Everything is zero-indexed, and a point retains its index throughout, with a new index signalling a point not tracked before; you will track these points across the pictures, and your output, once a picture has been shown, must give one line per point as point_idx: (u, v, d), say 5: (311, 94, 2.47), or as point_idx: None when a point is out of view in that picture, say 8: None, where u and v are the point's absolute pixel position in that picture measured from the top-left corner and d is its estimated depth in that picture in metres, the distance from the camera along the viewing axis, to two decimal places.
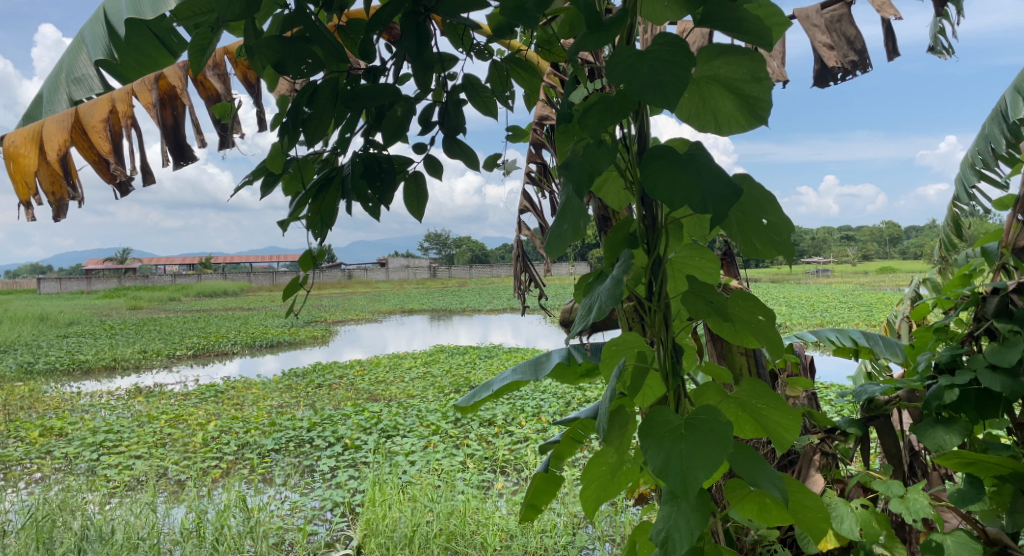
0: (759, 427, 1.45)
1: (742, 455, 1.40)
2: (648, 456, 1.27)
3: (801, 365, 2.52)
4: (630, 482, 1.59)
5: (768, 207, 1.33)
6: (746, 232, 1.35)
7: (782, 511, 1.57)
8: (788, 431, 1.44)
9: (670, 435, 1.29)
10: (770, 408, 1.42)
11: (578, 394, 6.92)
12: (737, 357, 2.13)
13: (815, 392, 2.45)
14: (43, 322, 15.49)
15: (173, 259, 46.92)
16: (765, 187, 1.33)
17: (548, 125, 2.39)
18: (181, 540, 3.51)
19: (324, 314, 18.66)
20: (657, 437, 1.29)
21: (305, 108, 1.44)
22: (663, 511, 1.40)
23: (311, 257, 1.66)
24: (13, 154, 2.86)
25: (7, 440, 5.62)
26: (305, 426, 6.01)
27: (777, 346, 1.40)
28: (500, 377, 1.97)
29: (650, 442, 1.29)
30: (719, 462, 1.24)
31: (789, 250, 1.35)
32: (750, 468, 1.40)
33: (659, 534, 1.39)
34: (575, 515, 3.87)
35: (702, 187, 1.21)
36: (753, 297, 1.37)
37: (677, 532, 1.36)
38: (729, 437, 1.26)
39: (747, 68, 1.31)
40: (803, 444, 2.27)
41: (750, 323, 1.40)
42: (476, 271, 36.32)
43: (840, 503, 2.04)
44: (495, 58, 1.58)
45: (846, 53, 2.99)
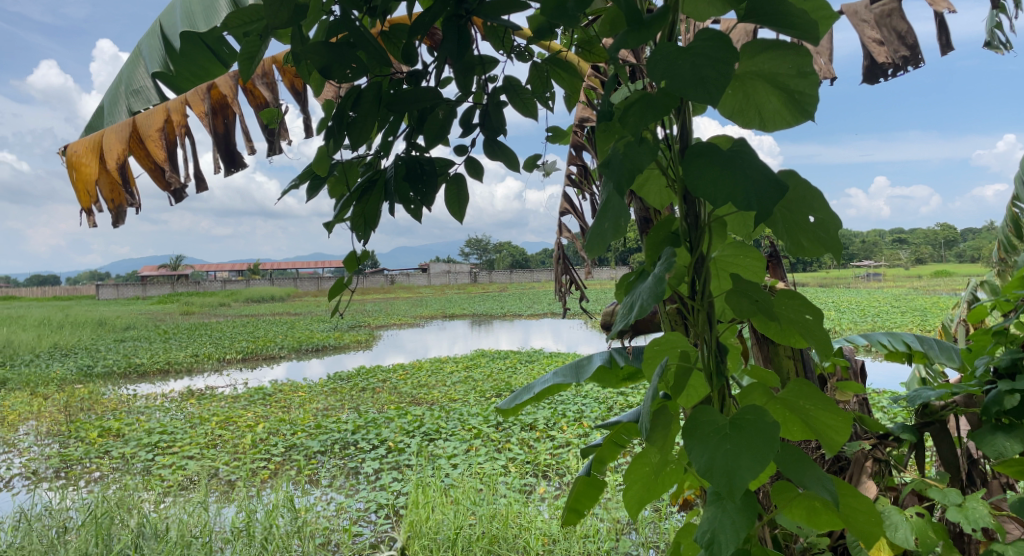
0: (807, 429, 1.45)
1: (791, 458, 1.39)
2: (692, 456, 1.27)
3: (851, 370, 2.49)
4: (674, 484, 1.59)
5: (816, 204, 1.33)
6: (792, 229, 1.36)
7: (832, 515, 1.56)
8: (839, 434, 1.43)
9: (714, 435, 1.29)
10: (818, 410, 1.41)
11: (621, 399, 6.90)
12: (784, 360, 2.10)
13: (866, 397, 2.42)
14: (101, 326, 16.02)
15: (222, 265, 48.01)
16: (813, 185, 1.33)
17: (589, 126, 2.40)
18: (232, 538, 3.58)
19: (365, 319, 18.93)
20: (700, 437, 1.29)
21: (350, 112, 1.47)
22: (708, 512, 1.41)
23: (355, 258, 1.68)
24: (75, 163, 2.98)
25: (66, 440, 5.81)
26: (349, 428, 6.11)
27: (825, 346, 1.39)
28: (540, 380, 1.96)
29: (694, 442, 1.29)
30: (765, 462, 1.24)
31: (836, 247, 1.35)
32: (799, 469, 1.39)
33: (705, 535, 1.39)
34: (618, 521, 3.87)
35: (744, 182, 1.21)
36: (799, 295, 1.36)
37: (723, 533, 1.36)
38: (775, 437, 1.26)
39: (793, 63, 1.31)
40: (854, 450, 2.21)
41: (797, 322, 1.39)
42: (515, 277, 36.28)
43: (894, 511, 2.00)
44: (535, 59, 1.60)
45: (897, 48, 2.95)
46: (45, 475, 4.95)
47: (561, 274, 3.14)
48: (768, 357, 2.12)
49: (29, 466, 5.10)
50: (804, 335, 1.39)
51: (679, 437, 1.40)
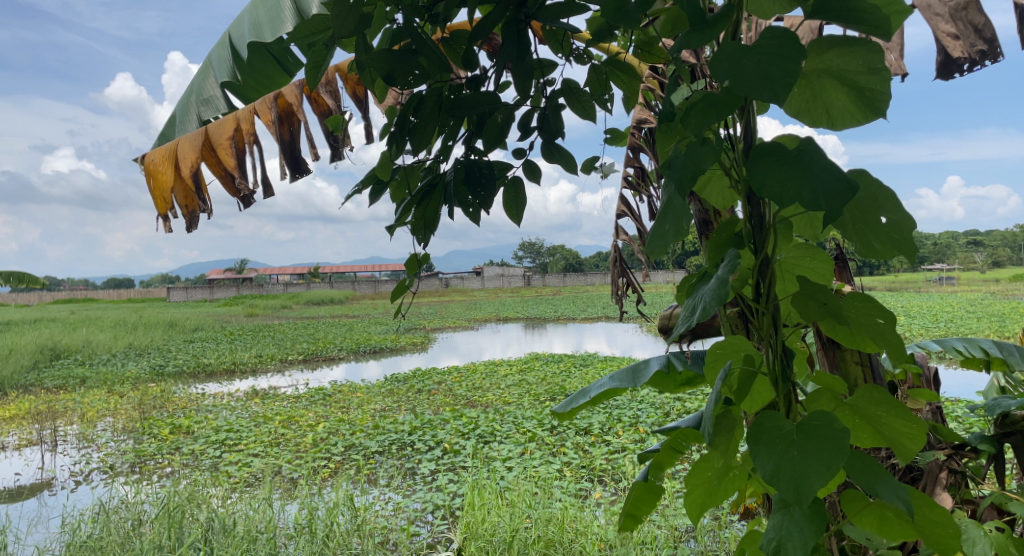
0: (878, 436, 1.41)
1: (862, 464, 1.36)
2: (757, 461, 1.23)
3: (924, 378, 2.45)
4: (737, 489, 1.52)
5: (889, 205, 1.32)
6: (862, 230, 1.35)
7: (905, 525, 1.50)
8: (913, 442, 1.39)
9: (783, 441, 1.24)
10: (890, 415, 1.38)
11: (678, 404, 6.85)
12: (852, 367, 2.02)
13: (940, 405, 2.37)
14: (171, 326, 16.57)
15: (282, 269, 49.13)
16: (885, 185, 1.32)
17: (648, 128, 2.39)
18: (295, 534, 3.67)
19: (420, 321, 19.17)
20: (766, 443, 1.24)
21: (411, 117, 1.51)
22: (773, 519, 1.36)
23: (417, 261, 1.69)
24: (152, 172, 3.15)
25: (140, 436, 6.04)
26: (406, 429, 6.21)
27: (896, 351, 1.38)
28: (597, 384, 1.92)
29: (760, 449, 1.24)
30: (837, 470, 1.19)
31: (910, 249, 1.34)
32: (871, 477, 1.36)
33: (770, 542, 1.34)
34: (676, 528, 3.85)
35: (814, 179, 1.21)
36: (871, 298, 1.35)
37: (790, 541, 1.32)
38: (846, 443, 1.21)
39: (863, 59, 1.28)
40: (928, 461, 2.18)
41: (867, 326, 1.37)
42: (569, 280, 36.20)
43: (972, 525, 1.96)
44: (594, 62, 1.62)
45: (974, 43, 2.83)
46: (120, 469, 5.16)
47: (618, 277, 3.13)
48: (833, 363, 2.04)
49: (106, 461, 5.31)
50: (874, 338, 1.37)
51: (743, 441, 1.37)
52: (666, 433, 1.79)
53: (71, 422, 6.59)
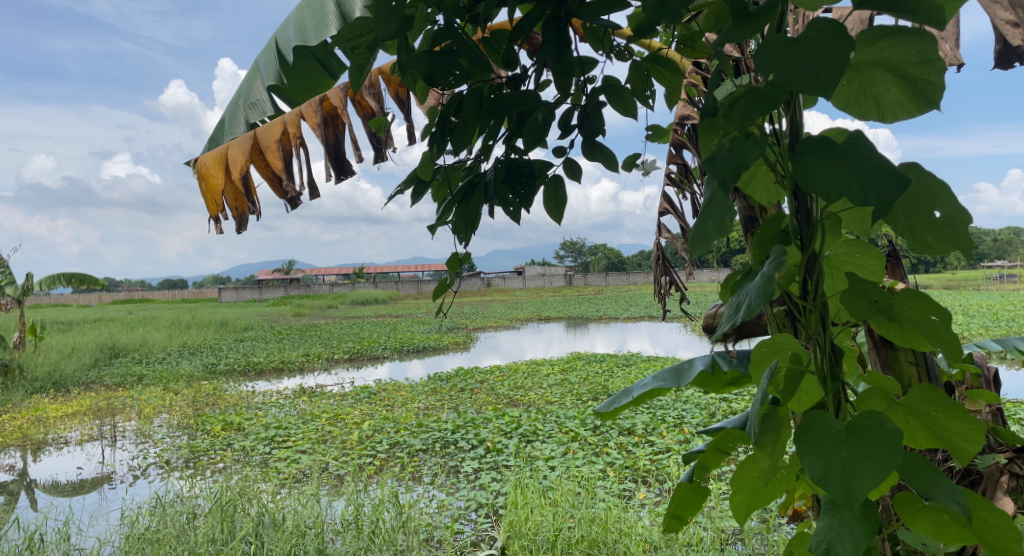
0: (932, 437, 1.31)
1: (915, 466, 1.27)
2: (805, 462, 1.12)
3: (982, 378, 2.41)
4: (785, 490, 1.49)
5: (942, 196, 1.20)
6: (915, 225, 1.21)
7: (963, 530, 1.40)
8: (970, 443, 1.29)
9: (830, 441, 1.13)
10: (945, 417, 1.28)
11: (724, 405, 6.79)
12: (906, 367, 1.81)
13: (1000, 407, 2.34)
14: (223, 326, 16.98)
15: (326, 269, 49.91)
16: (936, 175, 1.21)
17: (691, 123, 2.35)
18: (341, 530, 3.74)
19: (463, 321, 19.35)
20: (815, 442, 1.13)
21: (452, 117, 1.41)
22: (822, 521, 1.21)
23: (458, 261, 1.65)
24: (204, 176, 3.27)
25: (194, 432, 6.22)
26: (449, 428, 6.26)
27: (953, 350, 1.27)
28: (640, 384, 1.93)
29: (807, 448, 1.13)
30: (890, 472, 1.08)
31: (967, 244, 1.20)
32: (925, 480, 1.26)
33: (819, 544, 1.20)
34: (723, 530, 3.81)
35: (865, 174, 1.05)
36: (925, 295, 1.24)
37: (841, 544, 1.18)
38: (900, 443, 1.10)
39: (915, 48, 1.13)
40: (989, 464, 2.11)
41: (921, 323, 1.26)
42: (612, 280, 36.11)
43: None
44: (635, 58, 1.47)
45: None
46: (176, 464, 5.31)
47: (660, 275, 3.11)
48: (887, 363, 1.84)
49: (162, 456, 5.48)
50: (928, 337, 1.26)
51: (791, 442, 1.33)
52: (711, 434, 1.79)
53: (130, 418, 6.81)
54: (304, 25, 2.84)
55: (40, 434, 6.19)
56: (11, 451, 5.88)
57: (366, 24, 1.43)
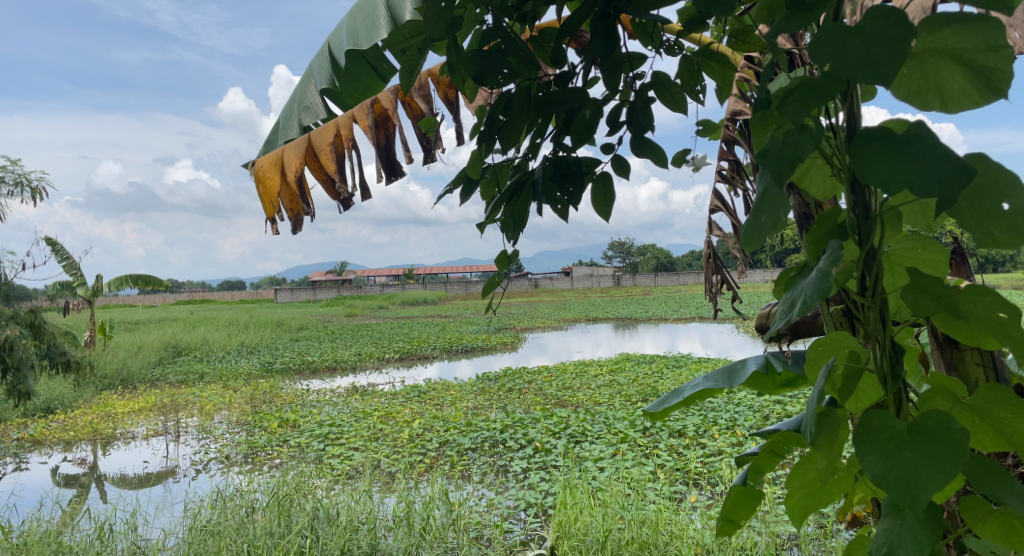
0: (1000, 438, 1.28)
1: (980, 469, 1.24)
2: (864, 462, 1.11)
3: None
4: (843, 492, 1.47)
5: (1010, 189, 1.13)
6: (981, 219, 1.15)
7: None
8: None
9: (891, 442, 1.12)
10: (1014, 417, 1.25)
11: (778, 408, 6.69)
12: (973, 368, 1.72)
13: None
14: (279, 326, 17.35)
15: (377, 271, 50.67)
16: (1005, 167, 1.14)
17: (743, 119, 2.31)
18: (393, 526, 3.76)
19: (513, 321, 19.40)
20: (873, 442, 1.12)
21: (501, 116, 1.44)
22: (884, 523, 1.20)
23: (505, 259, 1.64)
24: (261, 178, 3.35)
25: (252, 429, 6.37)
26: (498, 427, 6.29)
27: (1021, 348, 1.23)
28: (691, 385, 1.92)
29: (865, 449, 1.12)
30: (955, 474, 1.06)
31: None
32: (991, 482, 1.24)
33: (881, 548, 1.18)
34: (778, 536, 3.75)
35: (924, 166, 1.04)
36: (991, 291, 1.21)
37: (904, 548, 1.16)
38: (965, 445, 1.08)
39: (981, 36, 1.08)
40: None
41: (987, 321, 1.23)
42: (661, 280, 35.71)
43: None
44: (685, 52, 1.46)
45: None
46: (235, 459, 5.46)
47: (712, 274, 3.07)
48: (952, 364, 1.74)
49: (222, 451, 5.64)
50: (995, 335, 1.23)
51: (848, 441, 1.33)
52: (765, 437, 1.77)
53: (192, 415, 7.01)
54: (355, 28, 2.88)
55: (109, 428, 6.41)
56: (82, 445, 6.11)
57: (417, 26, 1.43)
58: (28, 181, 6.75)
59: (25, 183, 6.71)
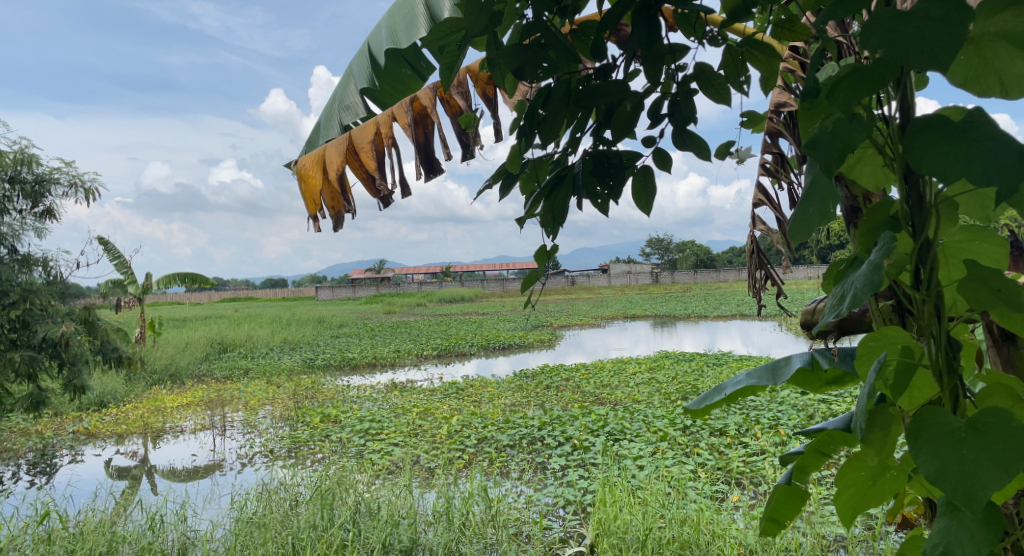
0: None
1: None
2: (918, 461, 1.09)
3: None
4: (894, 491, 1.44)
5: None
6: None
7: None
8: None
9: (946, 439, 1.10)
10: None
11: (823, 406, 6.57)
12: None
13: None
14: (319, 323, 17.59)
15: (415, 270, 51.08)
16: None
17: (788, 111, 2.27)
18: (433, 521, 3.79)
19: (550, 318, 19.38)
20: (928, 439, 1.10)
21: (540, 110, 1.42)
22: (939, 523, 1.17)
23: (544, 254, 1.64)
24: (303, 176, 3.39)
25: (294, 424, 6.47)
26: (536, 424, 6.30)
27: None
28: (733, 381, 1.88)
29: (919, 446, 1.10)
30: (1013, 472, 1.04)
31: None
32: None
33: (936, 548, 1.16)
34: (823, 537, 3.69)
35: (983, 153, 1.02)
36: None
37: (960, 548, 1.13)
38: None
39: None
40: None
41: None
42: (700, 278, 35.37)
43: None
44: (729, 42, 1.44)
45: None
46: (279, 453, 5.54)
47: (755, 269, 3.02)
48: (1009, 361, 1.69)
49: (267, 445, 5.73)
50: None
51: (901, 438, 1.30)
52: (811, 435, 1.74)
53: (237, 409, 7.14)
54: (395, 27, 2.89)
55: (159, 422, 6.55)
56: (134, 438, 6.26)
57: (456, 22, 1.43)
58: (81, 183, 6.92)
59: (79, 184, 6.88)
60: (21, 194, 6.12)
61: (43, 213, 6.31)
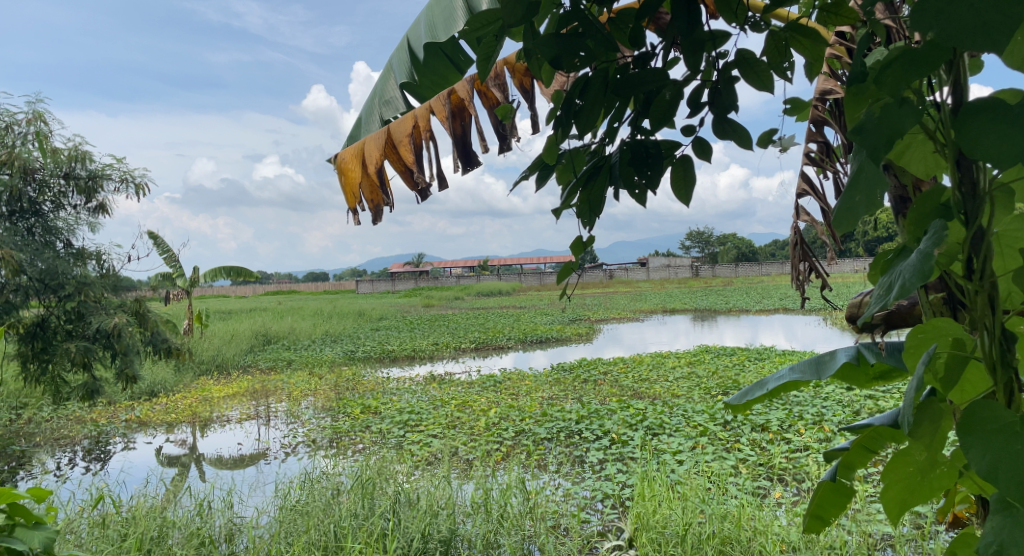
0: None
1: None
2: (970, 456, 1.07)
3: None
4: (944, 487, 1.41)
5: None
6: None
7: None
8: None
9: (1001, 434, 1.07)
10: None
11: (869, 403, 6.45)
12: None
13: None
14: (359, 316, 17.79)
15: (453, 264, 51.32)
16: None
17: (834, 99, 2.22)
18: (471, 512, 3.81)
19: (587, 312, 19.33)
20: (981, 434, 1.08)
21: (577, 100, 1.43)
22: (993, 520, 1.15)
23: (581, 245, 1.64)
24: (343, 169, 3.42)
25: (336, 414, 6.55)
26: (574, 418, 6.29)
27: None
28: (776, 376, 1.85)
29: (971, 441, 1.08)
30: None
31: None
32: None
33: (989, 546, 1.14)
34: (870, 535, 3.62)
35: None
36: None
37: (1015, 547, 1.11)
38: None
39: None
40: None
41: None
42: (741, 271, 34.98)
43: None
44: (772, 28, 1.43)
45: None
46: (321, 443, 5.62)
47: (799, 261, 2.97)
48: None
49: (309, 435, 5.83)
50: None
51: (951, 433, 1.28)
52: (857, 431, 1.71)
53: (281, 400, 7.26)
54: (433, 21, 2.87)
55: (206, 412, 6.69)
56: (183, 427, 6.41)
57: (493, 12, 1.43)
58: (132, 178, 7.07)
59: (130, 180, 7.03)
60: (75, 189, 6.25)
61: (97, 208, 6.45)
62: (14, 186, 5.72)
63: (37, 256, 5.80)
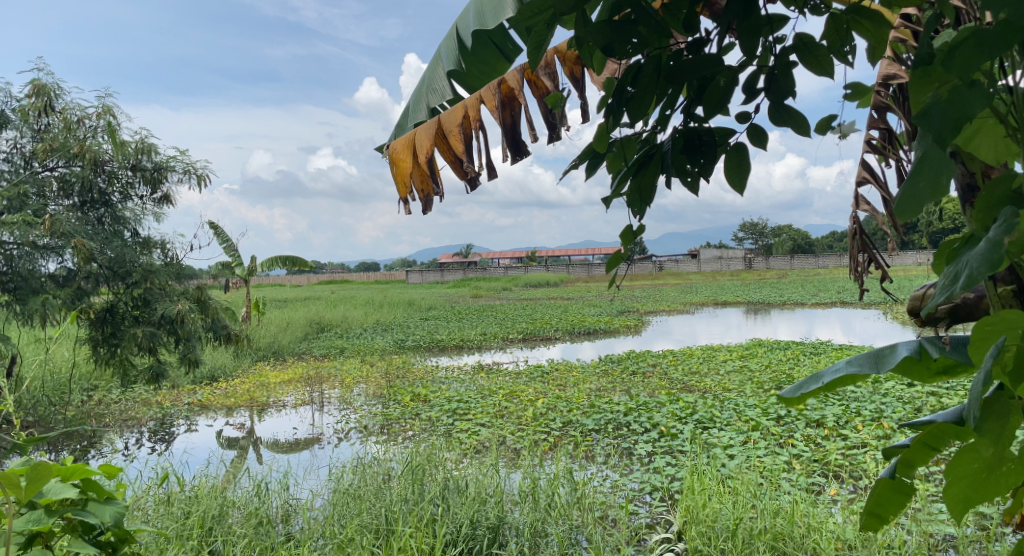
0: None
1: None
2: None
3: None
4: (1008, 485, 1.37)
5: None
6: None
7: None
8: None
9: None
10: None
11: (930, 399, 6.27)
12: None
13: None
14: (408, 305, 17.99)
15: (501, 255, 51.45)
16: None
17: (898, 84, 2.16)
18: (520, 500, 3.82)
19: (635, 304, 19.23)
20: None
21: (629, 87, 1.42)
22: None
23: (631, 234, 1.64)
24: (395, 160, 3.45)
25: (387, 402, 6.64)
26: (622, 410, 6.27)
27: None
28: (832, 369, 1.82)
29: None
30: None
31: None
32: None
33: None
34: (930, 536, 3.53)
35: None
36: None
37: None
38: None
39: None
40: None
41: None
42: (795, 263, 34.35)
43: None
44: (833, 11, 1.40)
45: None
46: (373, 429, 5.71)
47: (857, 251, 2.91)
48: None
49: (361, 421, 5.92)
50: None
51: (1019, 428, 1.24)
52: (918, 427, 1.67)
53: (333, 387, 7.38)
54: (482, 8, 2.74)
55: (263, 397, 6.85)
56: (241, 411, 6.56)
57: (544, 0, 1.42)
58: (194, 169, 7.22)
59: (193, 171, 7.17)
60: (142, 180, 6.42)
61: (161, 198, 6.63)
62: (85, 177, 5.89)
63: (107, 245, 5.95)
